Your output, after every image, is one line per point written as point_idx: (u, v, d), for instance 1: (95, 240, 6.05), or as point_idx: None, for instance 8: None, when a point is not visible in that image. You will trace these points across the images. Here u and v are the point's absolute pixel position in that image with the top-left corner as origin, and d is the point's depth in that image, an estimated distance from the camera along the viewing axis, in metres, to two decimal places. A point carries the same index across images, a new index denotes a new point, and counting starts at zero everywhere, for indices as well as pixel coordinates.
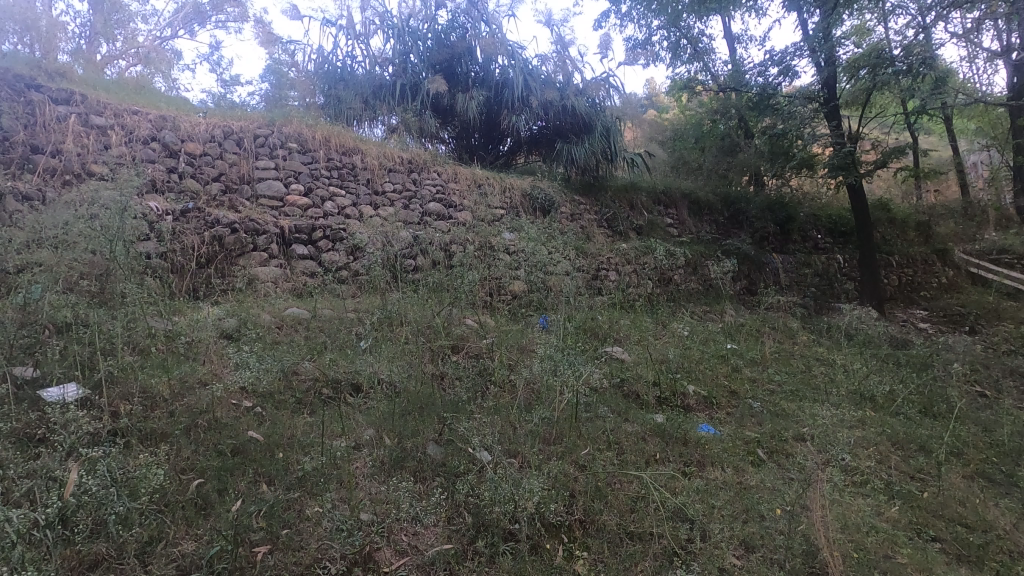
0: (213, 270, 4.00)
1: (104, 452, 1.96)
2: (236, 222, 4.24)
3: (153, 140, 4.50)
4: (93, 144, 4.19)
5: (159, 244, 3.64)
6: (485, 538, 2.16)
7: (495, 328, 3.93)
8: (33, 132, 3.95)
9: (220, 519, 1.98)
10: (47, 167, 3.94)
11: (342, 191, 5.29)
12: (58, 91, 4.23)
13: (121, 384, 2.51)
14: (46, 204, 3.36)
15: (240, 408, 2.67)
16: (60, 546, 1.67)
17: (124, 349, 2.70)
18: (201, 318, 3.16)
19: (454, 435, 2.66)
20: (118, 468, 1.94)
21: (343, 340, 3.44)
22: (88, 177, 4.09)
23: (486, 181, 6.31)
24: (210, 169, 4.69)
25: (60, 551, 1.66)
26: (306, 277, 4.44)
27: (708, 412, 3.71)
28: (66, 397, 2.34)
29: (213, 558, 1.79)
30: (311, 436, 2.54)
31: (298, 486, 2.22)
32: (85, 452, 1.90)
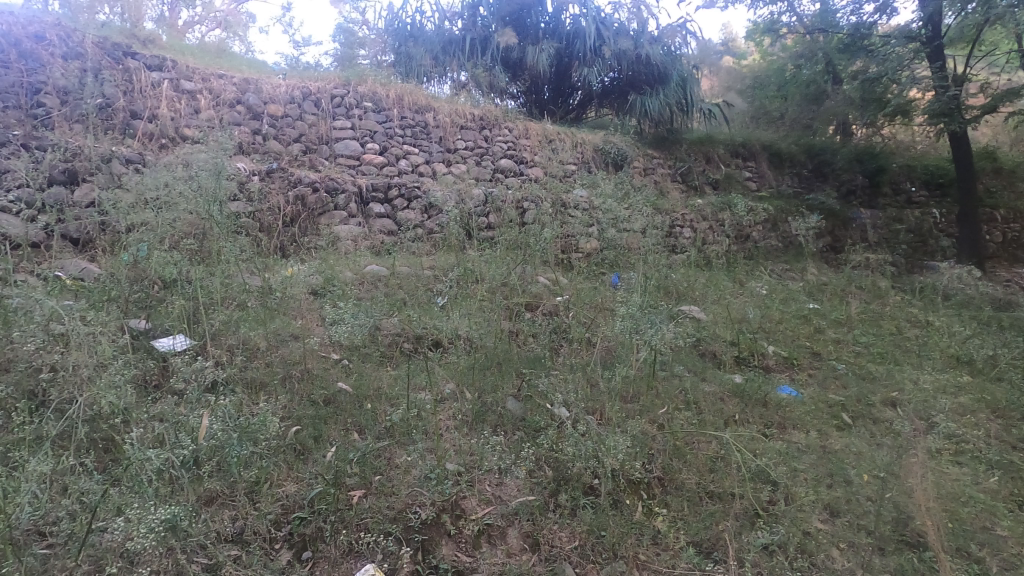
0: (297, 229, 4.15)
1: (222, 400, 2.06)
2: (317, 181, 4.38)
3: (238, 103, 4.68)
4: (184, 109, 4.36)
5: (248, 204, 3.81)
6: (567, 492, 2.20)
7: (570, 286, 3.92)
8: (132, 98, 4.16)
9: (318, 463, 2.12)
10: (146, 132, 4.13)
11: (416, 149, 5.34)
12: (151, 57, 4.44)
13: (224, 338, 2.69)
14: (149, 167, 3.57)
15: (329, 360, 2.81)
16: (192, 483, 1.80)
17: (223, 304, 2.89)
18: (290, 274, 3.32)
19: (533, 391, 2.70)
20: (237, 415, 2.04)
21: (422, 297, 3.54)
22: (181, 141, 4.25)
23: (557, 137, 6.20)
24: (291, 130, 4.85)
25: (190, 489, 1.79)
26: (384, 235, 4.54)
27: (789, 373, 3.60)
28: (176, 349, 2.52)
29: (315, 499, 1.95)
30: (397, 388, 2.64)
31: (388, 436, 2.33)
32: (209, 399, 2.01)
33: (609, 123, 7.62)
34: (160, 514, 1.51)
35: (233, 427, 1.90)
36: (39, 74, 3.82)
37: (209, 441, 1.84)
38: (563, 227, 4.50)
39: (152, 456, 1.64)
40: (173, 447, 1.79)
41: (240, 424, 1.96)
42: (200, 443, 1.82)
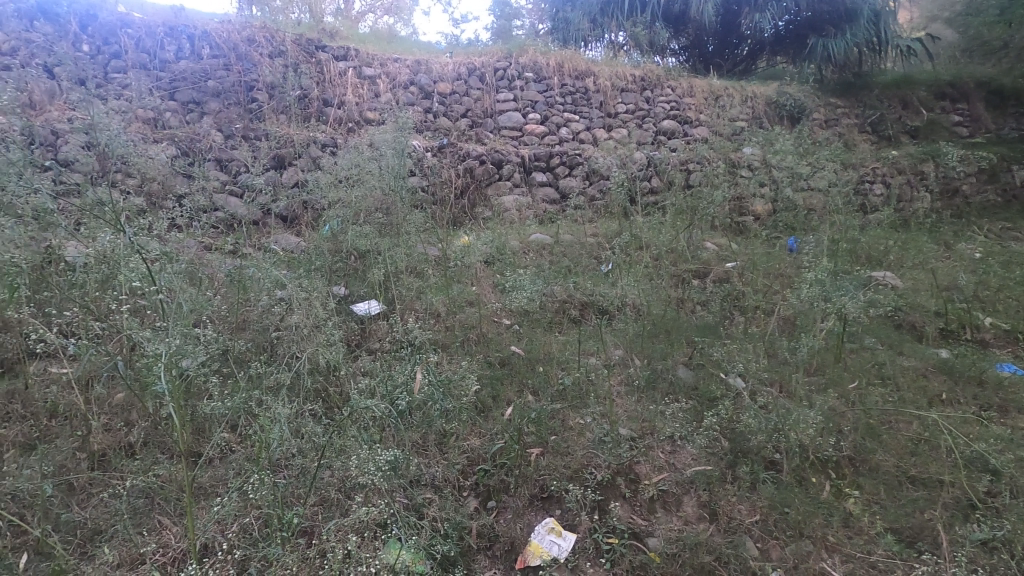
0: (467, 201, 4.35)
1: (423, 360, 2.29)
2: (484, 154, 4.56)
3: (411, 85, 5.03)
4: (366, 94, 4.72)
5: (424, 179, 4.08)
6: (746, 464, 2.12)
7: (742, 251, 3.69)
8: (324, 87, 4.59)
9: (498, 421, 2.25)
10: (336, 118, 4.50)
11: (576, 116, 5.31)
12: (338, 49, 4.90)
13: (411, 305, 2.95)
14: (341, 149, 3.96)
15: (501, 325, 2.94)
16: (398, 432, 2.02)
17: (407, 272, 3.15)
18: (462, 245, 3.50)
19: (706, 360, 2.62)
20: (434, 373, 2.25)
21: (587, 265, 3.56)
22: (365, 124, 4.56)
23: (725, 93, 5.81)
24: (459, 106, 5.07)
25: (396, 436, 2.01)
26: (547, 204, 4.59)
27: (1012, 350, 3.09)
28: (371, 314, 2.81)
29: (496, 454, 2.08)
30: (567, 353, 2.70)
31: (561, 398, 2.40)
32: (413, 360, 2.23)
33: (784, 72, 6.95)
34: (386, 455, 1.75)
35: (431, 384, 2.09)
36: (252, 73, 4.36)
37: (414, 397, 2.05)
38: (733, 188, 4.23)
39: (372, 403, 1.86)
40: (385, 398, 2.01)
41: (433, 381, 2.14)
42: (408, 397, 2.03)
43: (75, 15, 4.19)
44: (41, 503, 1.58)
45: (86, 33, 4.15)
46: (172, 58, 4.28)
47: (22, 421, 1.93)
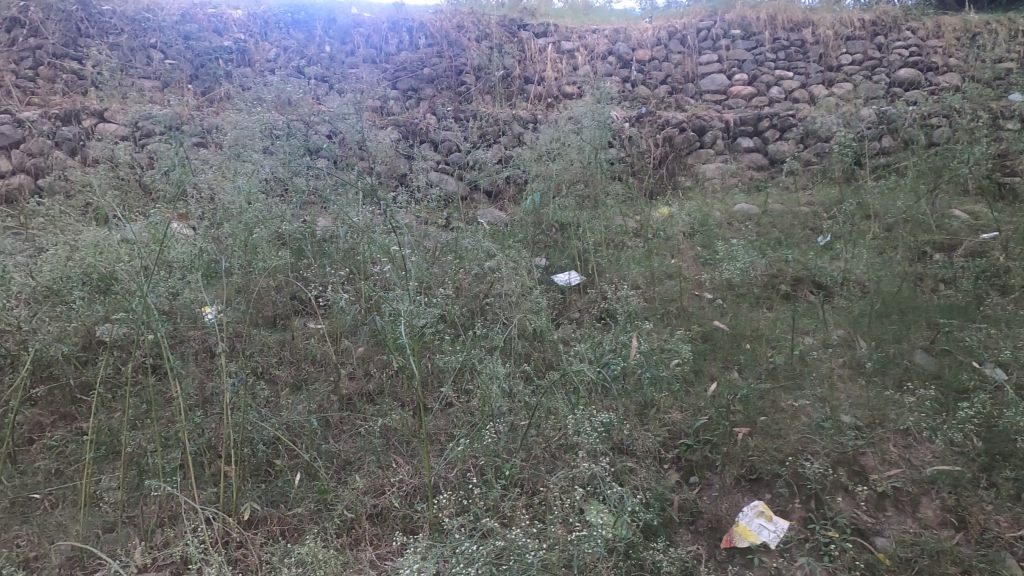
0: (666, 170, 4.19)
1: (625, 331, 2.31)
2: (684, 121, 4.37)
3: (609, 55, 4.99)
4: (565, 68, 4.75)
5: (621, 150, 4.02)
6: (1008, 470, 1.79)
7: (1006, 217, 3.05)
8: (525, 65, 4.72)
9: (701, 397, 2.17)
10: (537, 94, 4.58)
11: (790, 74, 4.80)
12: (539, 26, 5.03)
13: (609, 276, 2.96)
14: (541, 124, 4.07)
15: (703, 299, 2.81)
16: (601, 398, 2.06)
17: (606, 244, 3.17)
18: (660, 217, 3.40)
19: (952, 346, 2.26)
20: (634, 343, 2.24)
21: (800, 235, 3.24)
22: (563, 98, 4.60)
23: (984, 30, 4.83)
24: (658, 72, 4.90)
25: (598, 402, 2.05)
26: (754, 171, 4.24)
27: None
28: (571, 285, 2.88)
29: (699, 430, 2.02)
30: (778, 331, 2.51)
31: (770, 378, 2.24)
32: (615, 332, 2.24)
33: None
34: (598, 418, 1.82)
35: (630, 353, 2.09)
36: (462, 57, 4.64)
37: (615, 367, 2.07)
38: (994, 143, 3.51)
39: (577, 369, 1.91)
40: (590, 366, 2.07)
41: (636, 351, 2.13)
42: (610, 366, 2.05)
43: (320, 20, 4.82)
44: (309, 432, 1.92)
45: (328, 35, 4.76)
46: (394, 50, 4.74)
47: (290, 366, 2.32)
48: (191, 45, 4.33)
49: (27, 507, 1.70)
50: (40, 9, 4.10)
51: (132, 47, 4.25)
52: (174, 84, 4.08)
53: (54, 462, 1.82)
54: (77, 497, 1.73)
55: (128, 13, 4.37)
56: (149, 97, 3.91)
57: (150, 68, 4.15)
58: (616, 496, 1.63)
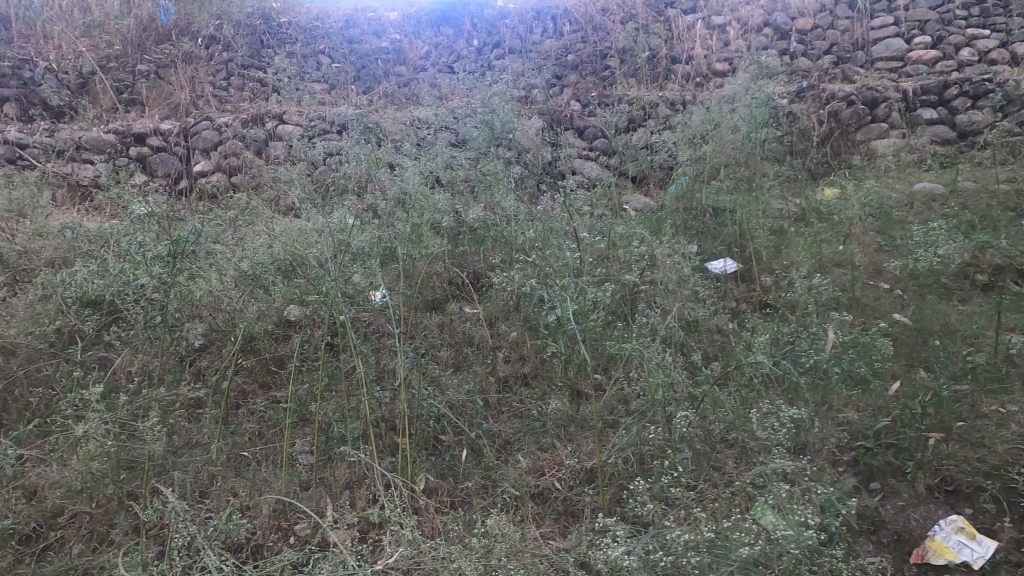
0: (831, 148, 3.85)
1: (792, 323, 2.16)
2: (853, 94, 3.97)
3: (765, 27, 4.66)
4: (715, 44, 4.51)
5: (780, 128, 3.75)
6: None
7: None
8: (672, 45, 4.54)
9: (882, 397, 1.99)
10: (685, 74, 4.40)
11: (986, 32, 4.18)
12: (687, 2, 4.81)
13: (768, 264, 2.79)
14: (691, 105, 3.90)
15: (880, 289, 2.55)
16: (767, 391, 1.95)
17: (764, 230, 2.98)
18: (826, 200, 3.13)
19: None
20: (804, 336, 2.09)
21: (1001, 218, 2.82)
22: (713, 76, 4.37)
23: None
24: (822, 42, 4.48)
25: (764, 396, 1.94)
26: (938, 145, 3.77)
27: None
28: (726, 273, 2.75)
29: (881, 432, 1.85)
30: (975, 327, 2.22)
31: (967, 379, 1.99)
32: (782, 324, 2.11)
33: None
34: (769, 413, 1.73)
35: (801, 346, 1.96)
36: (607, 41, 4.56)
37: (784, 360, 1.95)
38: None
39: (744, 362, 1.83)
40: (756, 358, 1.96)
41: (807, 344, 1.99)
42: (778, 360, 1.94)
43: (468, 15, 4.99)
44: (472, 412, 2.02)
45: (476, 29, 4.92)
46: (539, 39, 4.77)
47: (450, 348, 2.45)
48: (354, 48, 4.68)
49: (238, 463, 1.95)
50: (231, 26, 4.64)
51: (305, 55, 4.68)
52: (340, 86, 4.48)
53: (257, 425, 2.07)
54: (277, 458, 1.96)
55: (302, 23, 4.82)
56: (320, 99, 4.29)
57: (320, 73, 4.55)
58: (795, 497, 1.54)
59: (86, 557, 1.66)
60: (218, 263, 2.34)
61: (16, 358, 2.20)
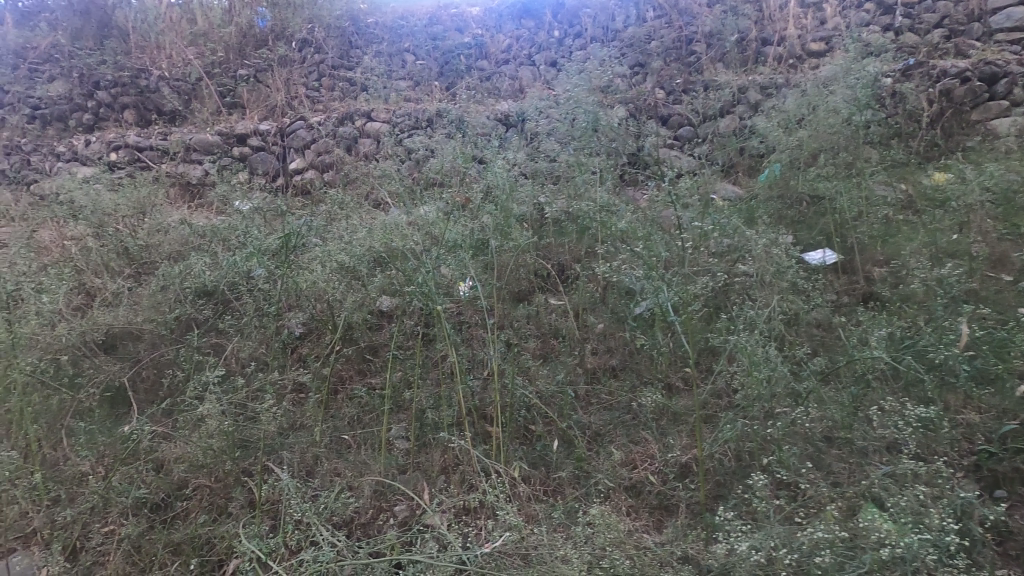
0: (942, 130, 3.56)
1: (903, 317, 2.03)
2: (969, 70, 3.65)
3: (866, 2, 4.36)
4: (810, 23, 4.27)
5: (884, 110, 3.50)
6: None
7: None
8: (763, 26, 4.34)
9: None
10: (777, 56, 4.20)
11: None
12: None
13: (872, 256, 2.66)
14: (784, 89, 3.72)
15: (1002, 282, 2.35)
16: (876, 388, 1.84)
17: (867, 218, 2.81)
18: (938, 186, 2.91)
19: None
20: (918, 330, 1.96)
21: None
22: (808, 58, 4.14)
23: None
24: (931, 14, 4.14)
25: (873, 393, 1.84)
26: None
27: None
28: (825, 264, 2.63)
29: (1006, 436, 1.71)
30: None
31: None
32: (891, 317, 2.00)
33: None
34: (882, 411, 1.64)
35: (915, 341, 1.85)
36: (693, 25, 4.42)
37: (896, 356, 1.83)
38: None
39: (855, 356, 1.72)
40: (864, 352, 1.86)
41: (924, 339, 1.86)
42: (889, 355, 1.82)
43: (550, 6, 4.96)
44: (562, 403, 2.03)
45: (557, 20, 4.89)
46: (621, 27, 4.68)
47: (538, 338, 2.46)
48: (438, 45, 4.77)
49: (339, 445, 2.05)
50: (322, 29, 4.84)
51: (391, 53, 4.82)
52: (425, 82, 4.58)
53: (355, 410, 2.17)
54: (375, 442, 2.05)
55: (388, 23, 4.98)
56: (405, 96, 4.41)
57: (406, 70, 4.67)
58: (916, 497, 1.45)
59: (209, 526, 1.80)
60: (318, 255, 2.46)
61: (143, 343, 2.41)
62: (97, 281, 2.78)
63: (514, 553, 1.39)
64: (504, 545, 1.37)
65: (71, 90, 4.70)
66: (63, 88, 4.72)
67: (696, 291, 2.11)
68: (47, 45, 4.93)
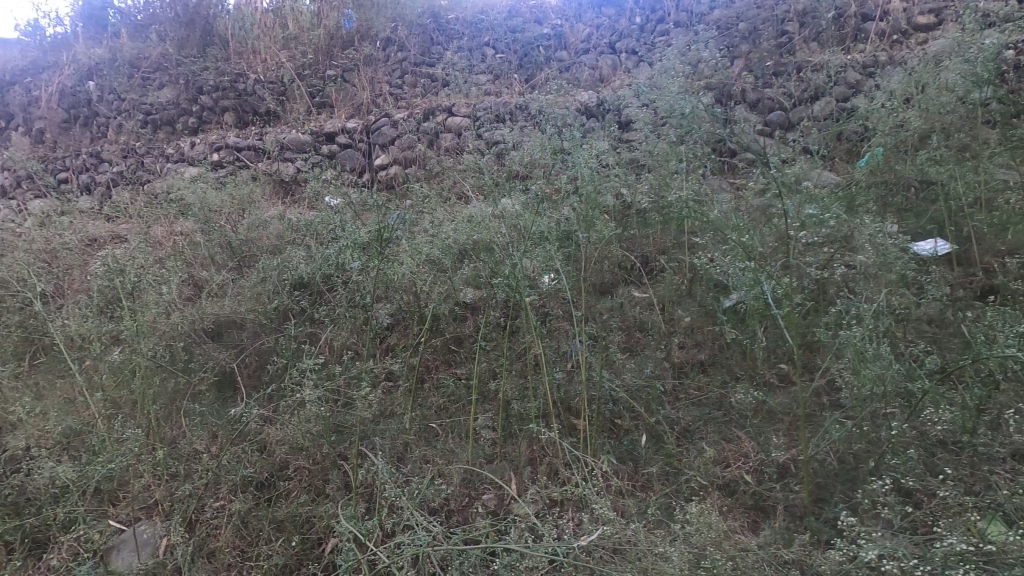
0: None
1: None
2: None
3: None
4: None
5: (1005, 85, 3.19)
6: None
7: None
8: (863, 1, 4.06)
9: None
10: (878, 32, 3.92)
11: None
12: None
13: (991, 246, 2.45)
14: (887, 68, 3.47)
15: None
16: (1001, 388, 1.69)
17: (985, 205, 2.58)
18: None
19: None
20: None
21: None
22: (914, 33, 3.84)
23: None
24: None
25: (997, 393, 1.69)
26: None
27: None
28: (937, 255, 2.44)
29: None
30: None
31: None
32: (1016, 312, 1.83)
33: None
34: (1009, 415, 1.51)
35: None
36: (784, 4, 4.19)
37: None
38: None
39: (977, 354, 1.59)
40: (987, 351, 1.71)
41: None
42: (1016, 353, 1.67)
43: None
44: (651, 397, 1.99)
45: (639, 6, 4.76)
46: (707, 10, 4.49)
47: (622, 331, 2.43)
48: (517, 37, 4.78)
49: (428, 433, 2.11)
50: (405, 28, 4.97)
51: (472, 48, 4.87)
52: (505, 75, 4.60)
53: (442, 399, 2.22)
54: (462, 431, 2.09)
55: (468, 18, 5.04)
56: (486, 89, 4.44)
57: (486, 64, 4.71)
58: None
59: (309, 506, 1.90)
60: (406, 248, 2.53)
61: (246, 331, 2.57)
62: (205, 274, 2.98)
63: (610, 547, 1.38)
64: (600, 539, 1.36)
65: (178, 95, 5.04)
66: (172, 94, 5.07)
67: (793, 284, 2.01)
68: (158, 55, 5.32)
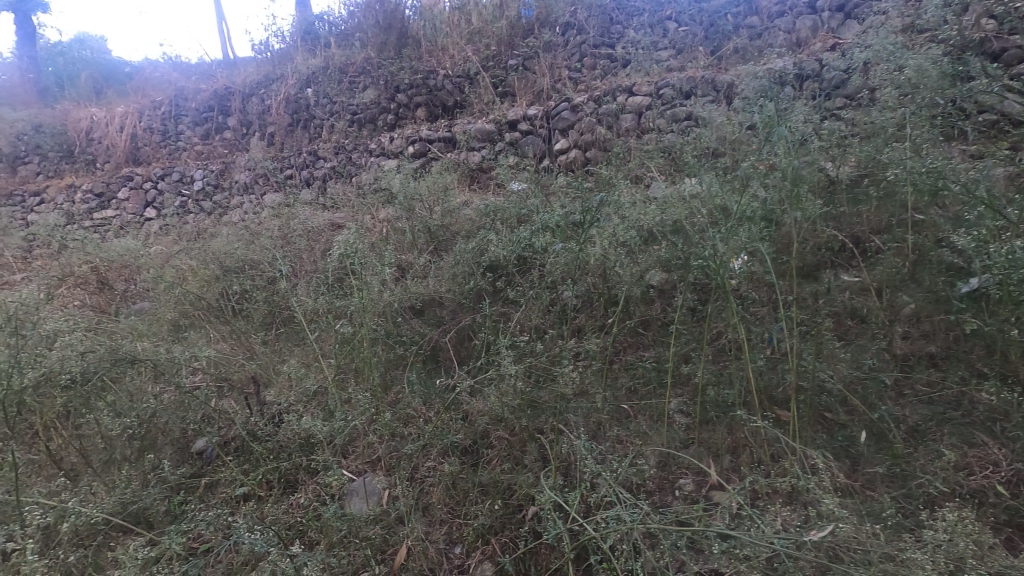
0: None
1: None
2: None
3: None
4: None
5: None
6: None
7: None
8: None
9: None
10: None
11: None
12: None
13: None
14: None
15: None
16: None
17: None
18: None
19: None
20: None
21: None
22: None
23: None
24: None
25: None
26: None
27: None
28: None
29: None
30: None
31: None
32: None
33: None
34: None
35: None
36: None
37: None
38: None
39: None
40: None
41: None
42: None
43: None
44: (871, 390, 1.81)
45: None
46: None
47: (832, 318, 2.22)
48: (703, 7, 4.57)
49: (619, 414, 2.13)
50: (584, 10, 4.99)
51: (653, 23, 4.77)
52: (689, 49, 4.42)
53: (631, 381, 2.22)
54: (655, 414, 2.08)
55: None
56: (668, 66, 4.32)
57: (669, 39, 4.57)
58: None
59: (510, 473, 2.02)
60: (597, 231, 2.55)
61: (446, 308, 2.80)
62: (408, 258, 3.25)
63: (842, 544, 1.29)
64: (830, 535, 1.29)
65: (379, 95, 5.53)
66: (373, 94, 5.57)
67: None
68: (362, 60, 5.88)
